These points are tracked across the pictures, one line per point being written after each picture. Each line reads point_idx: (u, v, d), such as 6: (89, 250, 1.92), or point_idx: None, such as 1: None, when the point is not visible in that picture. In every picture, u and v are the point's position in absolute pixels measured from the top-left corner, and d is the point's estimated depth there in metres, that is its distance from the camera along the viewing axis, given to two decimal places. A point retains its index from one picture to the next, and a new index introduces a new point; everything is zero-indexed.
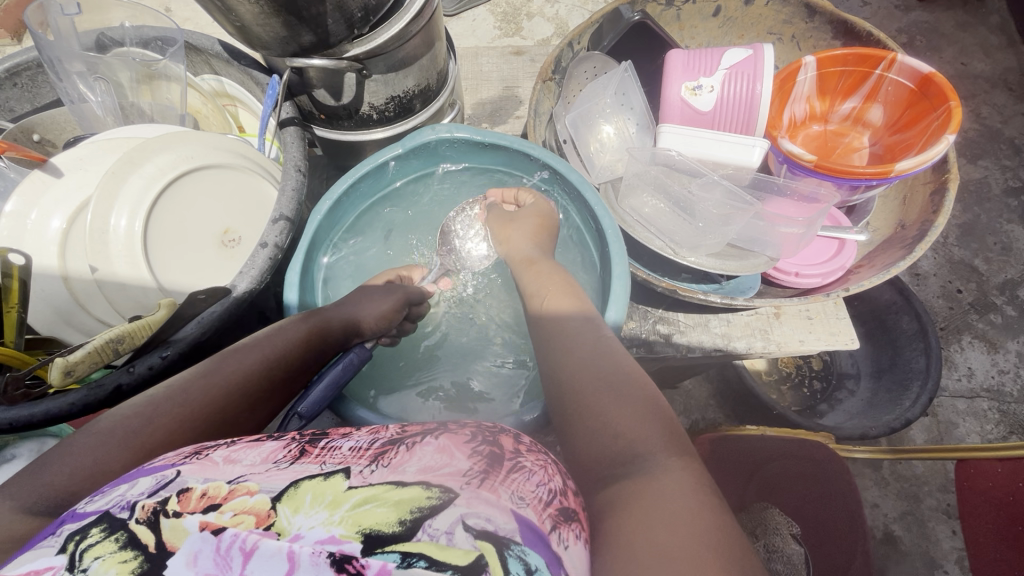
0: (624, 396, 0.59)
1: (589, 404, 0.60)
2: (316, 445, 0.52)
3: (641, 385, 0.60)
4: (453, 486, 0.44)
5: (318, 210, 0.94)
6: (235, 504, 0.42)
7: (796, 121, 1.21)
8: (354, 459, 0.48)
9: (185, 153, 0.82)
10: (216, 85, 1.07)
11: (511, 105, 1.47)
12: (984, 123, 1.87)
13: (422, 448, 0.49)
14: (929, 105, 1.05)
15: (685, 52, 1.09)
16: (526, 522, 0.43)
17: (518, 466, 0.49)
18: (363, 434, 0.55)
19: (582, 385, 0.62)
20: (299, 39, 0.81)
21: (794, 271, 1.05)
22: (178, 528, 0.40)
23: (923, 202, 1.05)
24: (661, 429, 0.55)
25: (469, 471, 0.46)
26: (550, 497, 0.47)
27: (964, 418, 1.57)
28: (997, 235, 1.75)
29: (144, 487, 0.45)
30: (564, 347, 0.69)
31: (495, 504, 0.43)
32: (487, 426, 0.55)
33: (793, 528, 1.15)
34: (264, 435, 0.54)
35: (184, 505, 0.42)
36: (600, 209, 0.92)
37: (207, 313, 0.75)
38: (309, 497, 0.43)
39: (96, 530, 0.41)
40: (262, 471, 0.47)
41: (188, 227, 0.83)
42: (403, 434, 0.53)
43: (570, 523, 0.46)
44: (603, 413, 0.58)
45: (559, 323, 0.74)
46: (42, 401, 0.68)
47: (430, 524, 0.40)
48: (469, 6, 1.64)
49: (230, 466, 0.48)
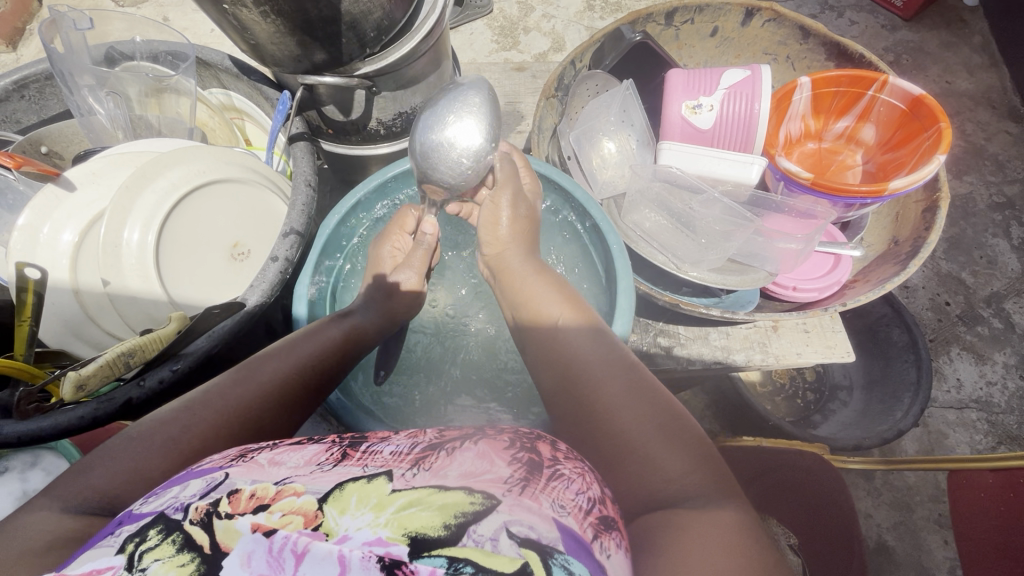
0: (670, 433, 0.59)
1: (630, 440, 0.59)
2: (357, 449, 0.53)
3: (687, 425, 0.60)
4: (496, 493, 0.45)
5: (328, 224, 0.96)
6: (283, 504, 0.44)
7: (792, 139, 1.24)
8: (396, 462, 0.50)
9: (199, 167, 0.83)
10: (224, 98, 1.08)
11: (512, 119, 1.49)
12: (968, 140, 1.93)
13: (463, 454, 0.51)
14: (920, 126, 1.09)
15: (686, 72, 1.12)
16: (568, 531, 0.44)
17: (557, 474, 0.50)
18: (401, 438, 0.56)
19: (617, 423, 0.61)
20: (312, 57, 0.83)
21: (792, 285, 1.08)
22: (231, 529, 0.42)
23: (915, 219, 1.08)
24: (708, 471, 0.56)
25: (509, 478, 0.47)
26: (589, 505, 0.48)
27: (954, 428, 1.60)
28: (983, 249, 1.80)
29: (195, 489, 0.47)
30: (589, 377, 0.66)
31: (536, 512, 0.44)
32: (523, 432, 0.56)
33: (791, 539, 1.16)
34: (305, 439, 0.56)
35: (235, 507, 0.44)
36: (605, 225, 0.94)
37: (220, 327, 0.76)
38: (355, 500, 0.44)
39: (153, 532, 0.43)
40: (306, 474, 0.49)
41: (200, 241, 0.84)
42: (442, 439, 0.54)
43: (610, 532, 0.47)
44: (649, 451, 0.58)
45: (575, 343, 0.71)
46: (50, 415, 0.68)
47: (475, 530, 0.41)
48: (467, 21, 1.66)
49: (275, 468, 0.50)
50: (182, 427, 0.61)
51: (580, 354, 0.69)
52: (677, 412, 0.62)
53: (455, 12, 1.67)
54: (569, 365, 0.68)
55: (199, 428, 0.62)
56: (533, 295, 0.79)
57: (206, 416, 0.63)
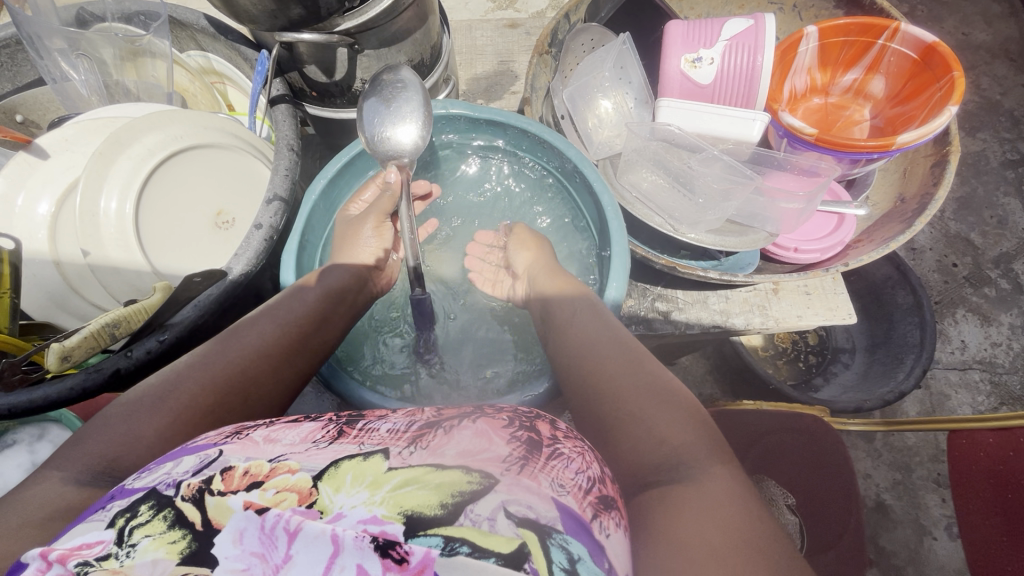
0: (667, 405, 0.59)
1: (629, 414, 0.59)
2: (353, 427, 0.53)
3: (680, 397, 0.61)
4: (493, 472, 0.44)
5: (313, 190, 0.93)
6: (277, 482, 0.44)
7: (797, 94, 1.19)
8: (392, 440, 0.49)
9: (175, 132, 0.81)
10: (203, 61, 1.05)
11: (506, 80, 1.44)
12: (984, 95, 1.85)
13: (461, 432, 0.50)
14: (932, 76, 1.03)
15: (685, 23, 1.06)
16: (567, 511, 0.43)
17: (557, 454, 0.49)
18: (399, 415, 0.56)
19: (621, 401, 0.61)
20: (288, 13, 0.78)
21: (794, 246, 1.05)
22: (222, 505, 0.41)
23: (923, 175, 1.05)
24: (702, 437, 0.56)
25: (509, 457, 0.47)
26: (589, 484, 0.48)
27: (956, 390, 1.59)
28: (994, 209, 1.75)
29: (188, 466, 0.47)
30: (595, 360, 0.67)
31: (536, 492, 0.44)
32: (523, 412, 0.56)
33: (789, 500, 1.17)
34: (301, 417, 0.56)
35: (229, 484, 0.43)
36: (599, 185, 0.90)
37: (205, 295, 0.74)
38: (350, 477, 0.44)
39: (145, 507, 0.42)
40: (302, 451, 0.48)
41: (182, 209, 0.82)
42: (440, 417, 0.54)
43: (610, 511, 0.47)
44: (645, 423, 0.58)
45: (580, 330, 0.71)
46: (42, 386, 0.68)
47: (472, 509, 0.40)
48: None
49: (270, 445, 0.49)
50: (170, 387, 0.61)
51: (581, 340, 0.70)
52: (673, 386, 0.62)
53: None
54: (576, 352, 0.69)
55: (179, 381, 0.62)
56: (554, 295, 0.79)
57: (192, 380, 0.62)
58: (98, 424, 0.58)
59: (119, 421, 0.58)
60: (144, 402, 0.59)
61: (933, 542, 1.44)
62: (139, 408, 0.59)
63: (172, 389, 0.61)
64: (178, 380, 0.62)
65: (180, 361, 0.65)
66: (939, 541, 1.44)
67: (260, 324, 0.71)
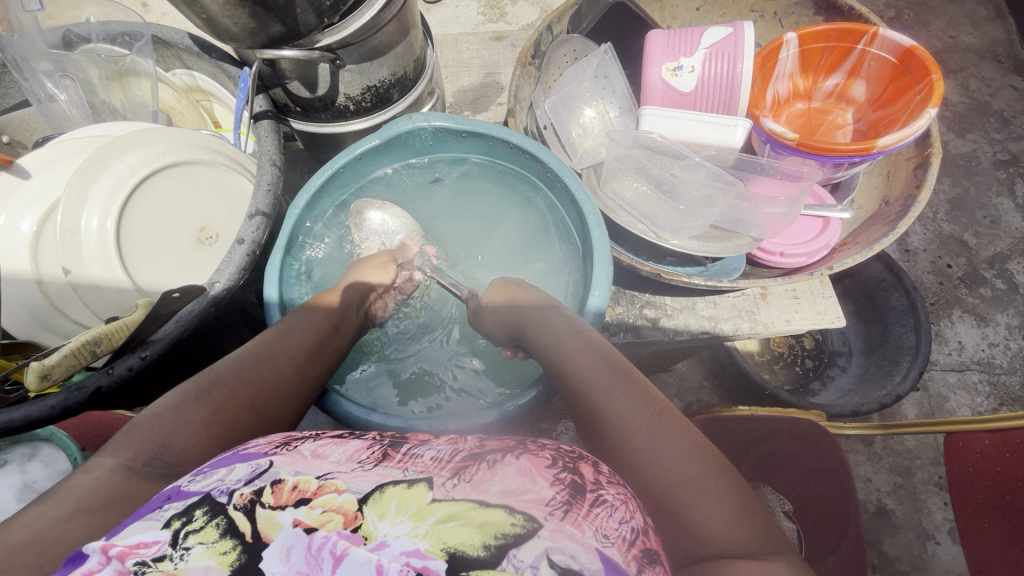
0: (706, 479, 0.54)
1: (667, 492, 0.54)
2: (398, 450, 0.52)
3: (717, 466, 0.56)
4: (536, 516, 0.43)
5: (297, 205, 0.93)
6: (324, 500, 0.43)
7: (780, 100, 1.20)
8: (437, 470, 0.48)
9: (157, 150, 0.82)
10: (188, 79, 1.05)
11: (492, 92, 1.45)
12: (972, 97, 1.87)
13: (505, 468, 0.48)
14: (911, 79, 1.04)
15: (665, 32, 1.07)
16: (612, 564, 0.41)
17: (600, 500, 0.47)
18: (443, 443, 0.55)
19: (654, 469, 0.56)
20: (269, 30, 0.80)
21: (779, 251, 1.04)
22: (272, 520, 0.41)
23: (906, 176, 1.05)
24: (749, 519, 0.52)
25: (552, 501, 0.45)
26: (633, 535, 0.45)
27: (955, 391, 1.58)
28: (986, 209, 1.75)
29: (240, 474, 0.47)
30: (618, 420, 0.61)
31: (580, 541, 0.41)
32: (566, 451, 0.54)
33: (786, 506, 1.16)
34: (347, 435, 0.55)
35: (278, 498, 0.43)
36: (580, 194, 0.90)
37: (185, 312, 0.74)
38: (395, 505, 0.43)
39: (199, 513, 0.42)
40: (348, 471, 0.48)
41: (165, 226, 0.83)
42: (484, 450, 0.53)
43: (654, 565, 0.44)
44: (688, 505, 0.53)
45: (601, 377, 0.65)
46: (21, 406, 0.67)
47: (515, 555, 0.39)
48: None
49: (318, 462, 0.49)
50: (214, 380, 0.64)
51: (596, 391, 0.64)
52: (707, 453, 0.57)
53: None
54: (595, 411, 0.63)
55: (221, 377, 0.64)
56: (560, 335, 0.72)
57: (233, 376, 0.65)
58: (143, 421, 0.59)
59: (155, 421, 0.59)
60: (189, 394, 0.61)
61: (937, 546, 1.42)
62: (186, 398, 0.61)
63: (214, 383, 0.64)
64: (221, 374, 0.65)
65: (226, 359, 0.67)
66: (942, 545, 1.42)
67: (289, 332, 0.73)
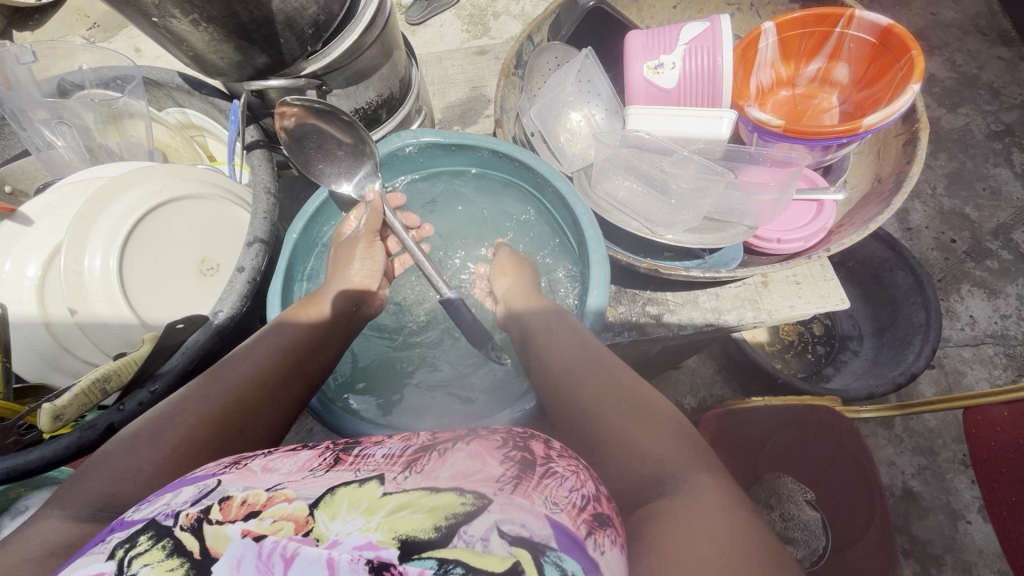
0: (648, 420, 0.60)
1: (611, 434, 0.60)
2: (349, 453, 0.53)
3: (662, 411, 0.61)
4: (486, 493, 0.44)
5: (293, 229, 0.94)
6: (274, 510, 0.43)
7: (764, 89, 1.21)
8: (388, 466, 0.49)
9: (154, 186, 0.83)
10: (181, 117, 1.08)
11: (479, 105, 1.46)
12: (960, 71, 1.87)
13: (455, 455, 0.50)
14: (891, 57, 1.05)
15: (644, 33, 1.09)
16: (561, 527, 0.42)
17: (551, 472, 0.48)
18: (396, 440, 0.56)
19: (603, 416, 0.62)
20: (254, 62, 0.82)
21: (776, 237, 1.04)
22: (220, 534, 0.41)
23: (896, 154, 1.05)
24: (686, 447, 0.57)
25: (501, 477, 0.46)
26: (584, 501, 0.47)
27: (971, 366, 1.56)
28: (985, 180, 1.74)
29: (186, 496, 0.46)
30: (575, 384, 0.68)
31: (528, 510, 0.43)
32: (517, 432, 0.55)
33: (808, 494, 1.17)
34: (299, 445, 0.56)
35: (226, 513, 0.43)
36: (572, 196, 0.91)
37: (191, 341, 0.76)
38: (346, 504, 0.43)
39: (144, 538, 0.41)
40: (298, 479, 0.48)
41: (167, 260, 0.84)
42: (435, 440, 0.54)
43: (605, 528, 0.46)
44: (629, 441, 0.58)
45: (561, 354, 0.73)
46: (37, 447, 0.68)
47: (466, 530, 0.40)
48: (435, 13, 1.65)
49: (268, 474, 0.49)
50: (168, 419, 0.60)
51: (559, 363, 0.72)
52: (652, 400, 0.63)
53: (422, 6, 1.66)
54: (557, 377, 0.70)
55: (175, 414, 0.61)
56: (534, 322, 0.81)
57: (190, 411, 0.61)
58: (96, 462, 0.56)
59: (118, 457, 0.56)
60: (140, 437, 0.58)
61: (968, 526, 1.40)
62: (137, 441, 0.58)
63: (168, 422, 0.60)
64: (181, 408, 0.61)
65: (177, 395, 0.64)
66: (974, 524, 1.40)
67: (255, 352, 0.70)
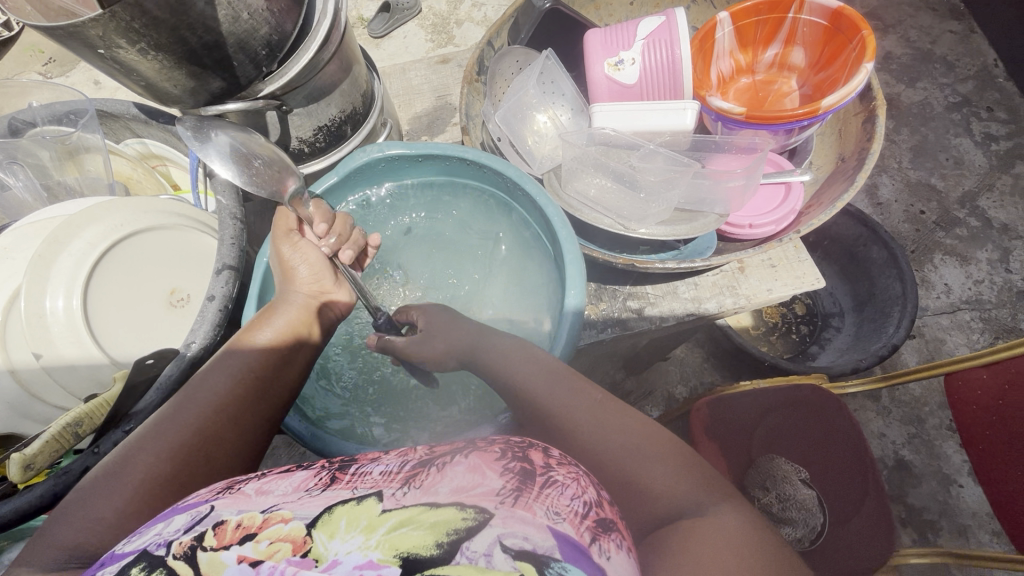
0: (650, 450, 0.60)
1: (620, 468, 0.59)
2: (346, 472, 0.51)
3: (659, 437, 0.61)
4: (487, 506, 0.43)
5: (262, 254, 0.92)
6: (271, 532, 0.43)
7: (724, 78, 1.23)
8: (386, 482, 0.48)
9: (113, 221, 0.81)
10: (140, 147, 1.06)
11: (444, 113, 1.46)
12: (915, 46, 1.91)
13: (454, 468, 0.48)
14: (844, 38, 1.08)
15: (602, 31, 1.10)
16: (564, 538, 0.42)
17: (551, 481, 0.48)
18: (393, 456, 0.54)
19: (604, 451, 0.61)
20: (209, 87, 0.81)
21: (748, 223, 1.06)
22: (216, 561, 0.41)
23: (857, 132, 1.07)
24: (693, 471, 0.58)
25: (502, 490, 0.45)
26: (586, 508, 0.46)
27: (950, 333, 1.60)
28: (948, 151, 1.79)
29: (179, 524, 0.46)
30: (563, 417, 0.65)
31: (531, 522, 0.42)
32: (515, 441, 0.54)
33: (801, 474, 1.17)
34: (294, 465, 0.55)
35: (222, 539, 0.43)
36: (543, 198, 0.91)
37: (165, 376, 0.73)
38: (344, 522, 0.43)
39: (136, 571, 0.41)
40: (294, 500, 0.47)
41: (134, 296, 0.83)
42: (432, 455, 0.52)
43: (609, 533, 0.45)
44: (641, 475, 0.58)
45: (539, 385, 0.69)
46: (9, 500, 0.66)
47: (469, 546, 0.40)
48: (398, 24, 1.64)
49: (263, 497, 0.48)
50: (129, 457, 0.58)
51: (540, 395, 0.68)
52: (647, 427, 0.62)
53: (384, 19, 1.65)
54: (542, 412, 0.67)
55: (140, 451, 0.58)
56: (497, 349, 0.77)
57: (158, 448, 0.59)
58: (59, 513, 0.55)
59: (77, 506, 0.55)
60: (97, 481, 0.56)
61: (961, 490, 1.42)
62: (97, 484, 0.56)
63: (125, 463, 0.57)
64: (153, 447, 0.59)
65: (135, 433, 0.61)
66: (966, 488, 1.42)
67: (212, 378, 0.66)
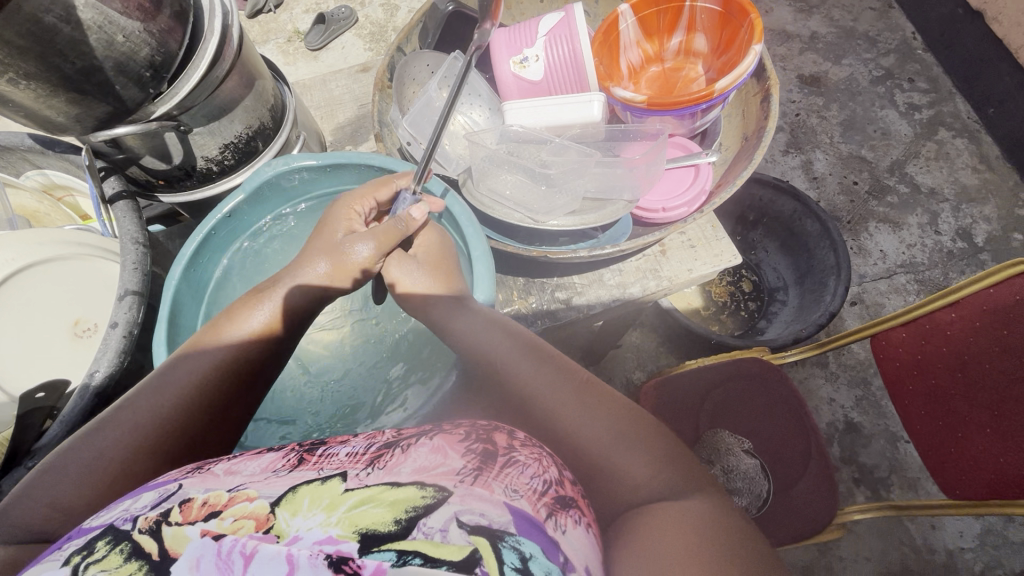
0: (626, 436, 0.61)
1: (596, 453, 0.60)
2: (313, 452, 0.52)
3: (638, 422, 0.63)
4: (446, 485, 0.44)
5: (173, 275, 0.91)
6: (236, 509, 0.43)
7: (634, 68, 1.26)
8: (351, 463, 0.49)
9: (9, 258, 0.89)
10: (42, 179, 1.03)
11: (367, 122, 1.46)
12: (839, 25, 2.00)
13: (417, 449, 0.50)
14: (737, 22, 1.12)
15: (506, 30, 1.12)
16: (519, 513, 0.43)
17: (512, 460, 0.49)
18: (360, 439, 0.55)
19: (581, 433, 0.62)
20: (93, 112, 0.80)
21: (660, 207, 1.09)
22: (179, 535, 0.41)
23: (756, 111, 1.11)
24: (668, 459, 0.59)
25: (462, 469, 0.47)
26: (544, 486, 0.48)
27: (888, 296, 1.67)
28: (875, 123, 1.87)
29: (147, 500, 0.46)
30: (542, 398, 0.66)
31: (488, 499, 0.44)
32: (481, 424, 0.55)
33: (745, 444, 1.22)
34: (263, 448, 0.55)
35: (187, 515, 0.43)
36: (449, 198, 0.92)
37: (67, 410, 0.74)
38: (308, 501, 0.43)
39: (101, 543, 0.41)
40: (261, 479, 0.47)
41: (35, 326, 0.92)
42: (398, 437, 0.53)
43: (567, 510, 0.47)
44: (614, 457, 0.59)
45: (520, 366, 0.70)
46: None
47: (425, 522, 0.41)
48: (334, 36, 1.63)
49: (231, 476, 0.48)
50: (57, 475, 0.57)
51: (521, 377, 0.69)
52: (627, 412, 0.64)
53: (321, 31, 1.64)
54: (521, 391, 0.68)
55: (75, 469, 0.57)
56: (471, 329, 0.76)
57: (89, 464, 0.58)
58: None
59: None
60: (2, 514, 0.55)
61: (907, 445, 1.49)
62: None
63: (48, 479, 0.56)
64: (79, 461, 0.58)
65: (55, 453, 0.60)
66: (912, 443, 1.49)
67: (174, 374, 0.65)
